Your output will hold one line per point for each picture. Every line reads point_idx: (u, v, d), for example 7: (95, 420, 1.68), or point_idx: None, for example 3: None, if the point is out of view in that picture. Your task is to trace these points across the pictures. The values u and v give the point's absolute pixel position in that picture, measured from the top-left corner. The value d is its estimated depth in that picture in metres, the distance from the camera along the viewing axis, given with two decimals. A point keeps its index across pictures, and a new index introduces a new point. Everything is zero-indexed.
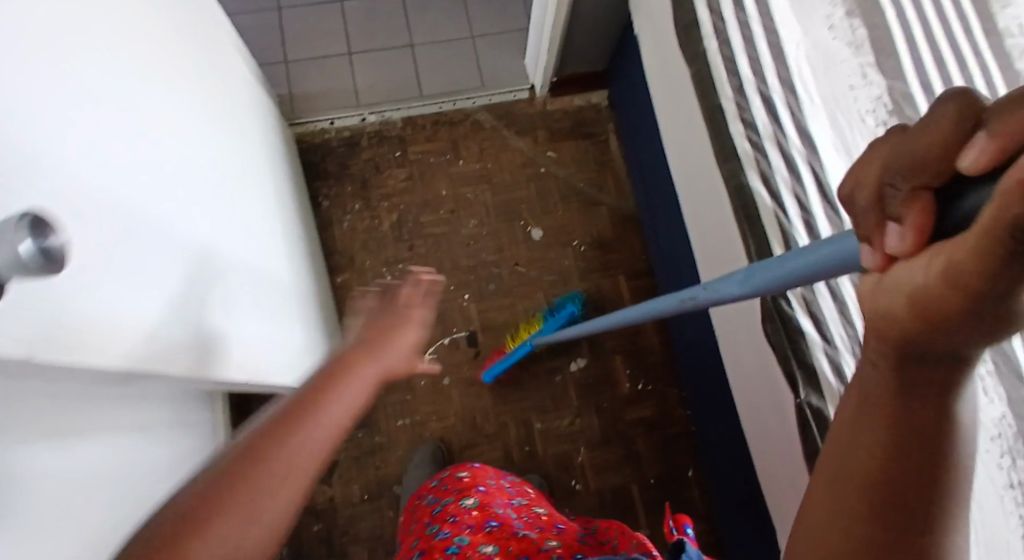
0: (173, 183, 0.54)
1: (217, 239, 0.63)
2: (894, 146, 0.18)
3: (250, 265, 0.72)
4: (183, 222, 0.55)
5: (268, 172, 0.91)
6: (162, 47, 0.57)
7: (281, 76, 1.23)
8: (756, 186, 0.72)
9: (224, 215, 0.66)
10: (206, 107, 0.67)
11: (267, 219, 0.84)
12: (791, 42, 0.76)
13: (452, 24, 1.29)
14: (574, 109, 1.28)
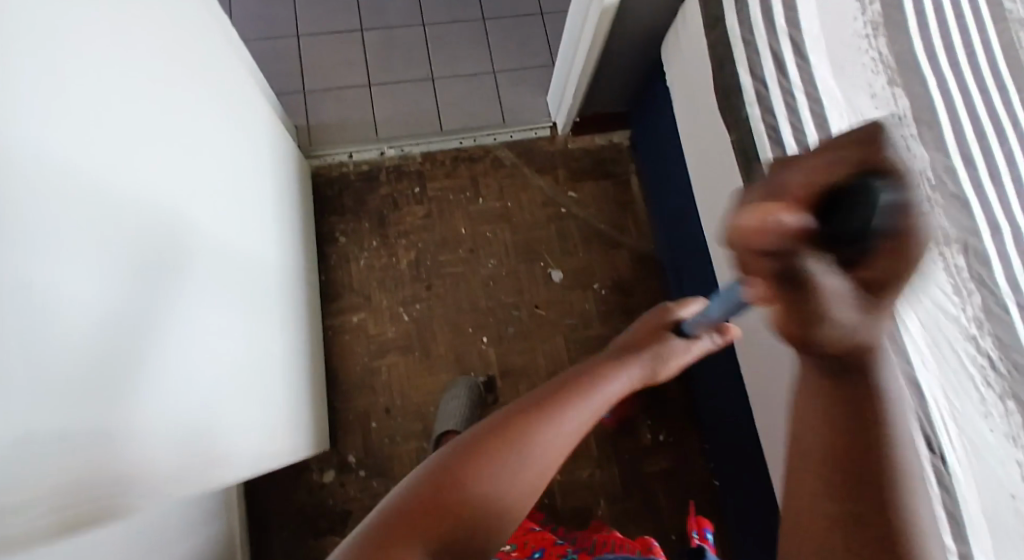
0: (138, 201, 0.50)
1: (192, 254, 0.60)
2: (819, 158, 0.23)
3: (229, 283, 0.70)
4: (146, 236, 0.51)
5: (266, 201, 0.88)
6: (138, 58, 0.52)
7: (298, 105, 1.20)
8: None
9: (205, 229, 0.63)
10: (197, 117, 0.63)
11: (243, 265, 0.76)
12: (837, 112, 0.75)
13: (472, 57, 1.27)
14: (595, 148, 1.27)
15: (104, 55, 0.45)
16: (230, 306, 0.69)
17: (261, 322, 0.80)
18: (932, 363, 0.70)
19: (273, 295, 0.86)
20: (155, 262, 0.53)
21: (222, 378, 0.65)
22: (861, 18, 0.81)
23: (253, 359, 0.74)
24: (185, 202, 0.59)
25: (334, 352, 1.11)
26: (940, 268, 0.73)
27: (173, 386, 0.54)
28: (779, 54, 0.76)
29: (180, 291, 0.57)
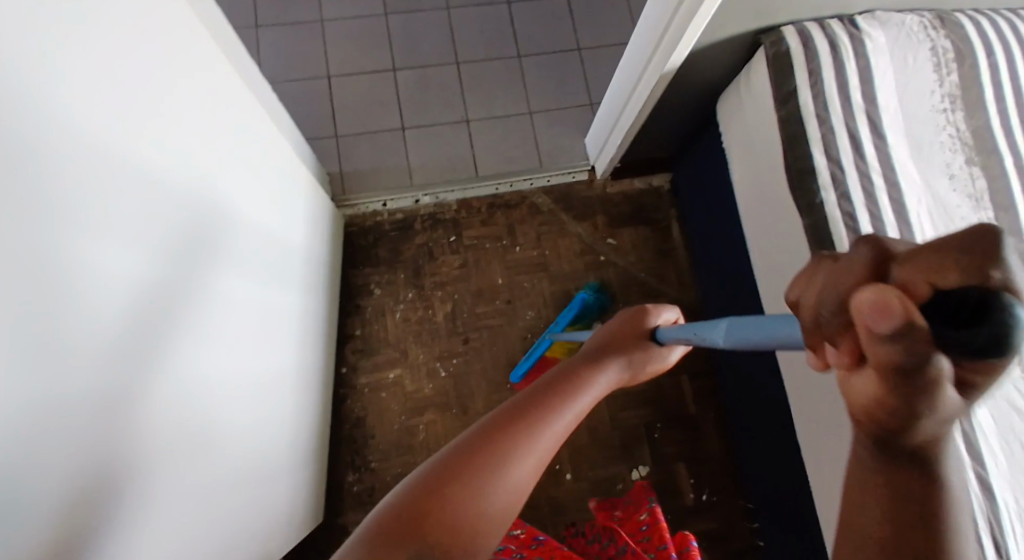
0: (159, 204, 0.50)
1: (205, 285, 0.59)
2: (818, 277, 0.23)
3: (241, 320, 0.68)
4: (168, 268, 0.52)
5: (292, 248, 0.86)
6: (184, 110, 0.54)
7: (332, 152, 1.19)
8: None
9: (220, 263, 0.62)
10: (227, 140, 0.63)
11: (272, 311, 0.78)
12: (914, 197, 0.72)
13: (508, 99, 1.24)
14: (634, 192, 1.22)
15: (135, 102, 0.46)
16: (238, 337, 0.67)
17: (279, 372, 0.80)
18: (1005, 468, 0.65)
19: (286, 344, 0.83)
20: (173, 266, 0.53)
21: (225, 435, 0.63)
22: (939, 91, 0.76)
23: (254, 400, 0.71)
24: (208, 220, 0.59)
25: (369, 411, 1.07)
26: None
27: (161, 421, 0.51)
28: (855, 134, 0.73)
29: (193, 313, 0.56)
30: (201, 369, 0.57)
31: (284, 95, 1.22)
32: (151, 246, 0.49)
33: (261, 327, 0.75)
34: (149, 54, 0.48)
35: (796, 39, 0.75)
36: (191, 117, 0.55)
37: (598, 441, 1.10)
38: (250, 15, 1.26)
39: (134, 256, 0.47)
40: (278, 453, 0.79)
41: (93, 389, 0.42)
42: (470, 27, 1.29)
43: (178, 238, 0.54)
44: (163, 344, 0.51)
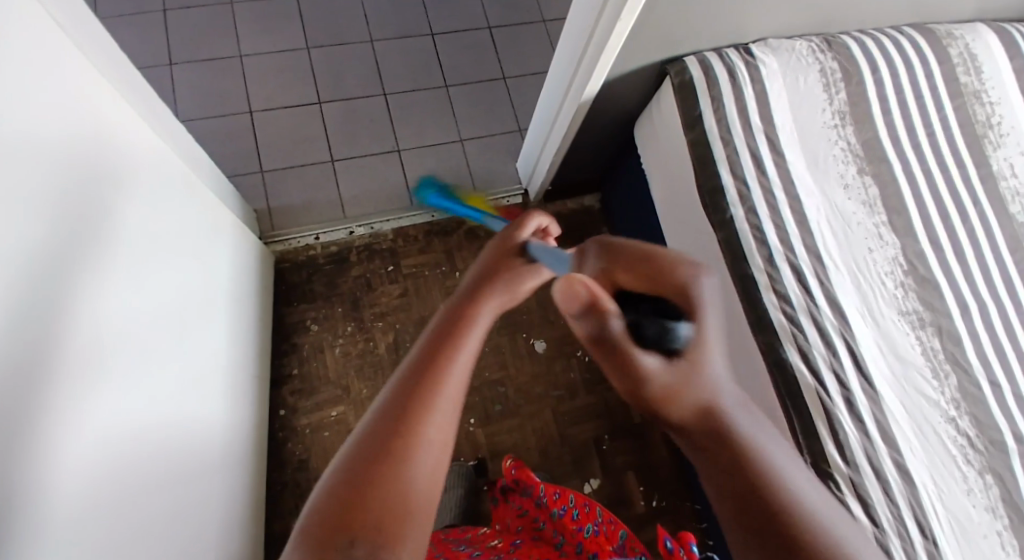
0: (45, 229, 0.46)
1: (101, 325, 0.53)
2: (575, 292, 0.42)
3: (150, 360, 0.63)
4: (98, 297, 0.53)
5: (212, 286, 0.83)
6: (105, 146, 0.56)
7: (258, 189, 1.16)
8: (796, 361, 0.71)
9: (120, 297, 0.57)
10: (113, 162, 0.58)
11: (193, 352, 0.76)
12: (812, 206, 0.79)
13: (438, 128, 1.26)
14: (567, 213, 1.26)
15: (61, 136, 0.48)
16: (145, 377, 0.61)
17: (204, 417, 0.77)
18: (919, 449, 0.70)
19: (208, 386, 0.79)
20: (53, 299, 0.46)
21: (150, 479, 0.60)
22: (829, 109, 0.84)
23: (170, 441, 0.66)
24: (95, 248, 0.53)
25: (311, 453, 1.03)
26: (917, 350, 0.75)
27: (77, 477, 0.47)
28: (757, 152, 0.79)
29: (84, 355, 0.50)
30: (112, 413, 0.53)
31: (202, 132, 1.18)
32: (52, 274, 0.46)
33: (185, 366, 0.73)
34: (27, 71, 0.44)
35: (698, 69, 0.82)
36: (68, 137, 0.49)
37: (549, 460, 1.11)
38: (163, 54, 1.23)
39: (51, 280, 0.46)
40: (208, 504, 0.74)
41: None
42: (395, 58, 1.30)
43: (60, 267, 0.48)
44: (53, 392, 0.45)
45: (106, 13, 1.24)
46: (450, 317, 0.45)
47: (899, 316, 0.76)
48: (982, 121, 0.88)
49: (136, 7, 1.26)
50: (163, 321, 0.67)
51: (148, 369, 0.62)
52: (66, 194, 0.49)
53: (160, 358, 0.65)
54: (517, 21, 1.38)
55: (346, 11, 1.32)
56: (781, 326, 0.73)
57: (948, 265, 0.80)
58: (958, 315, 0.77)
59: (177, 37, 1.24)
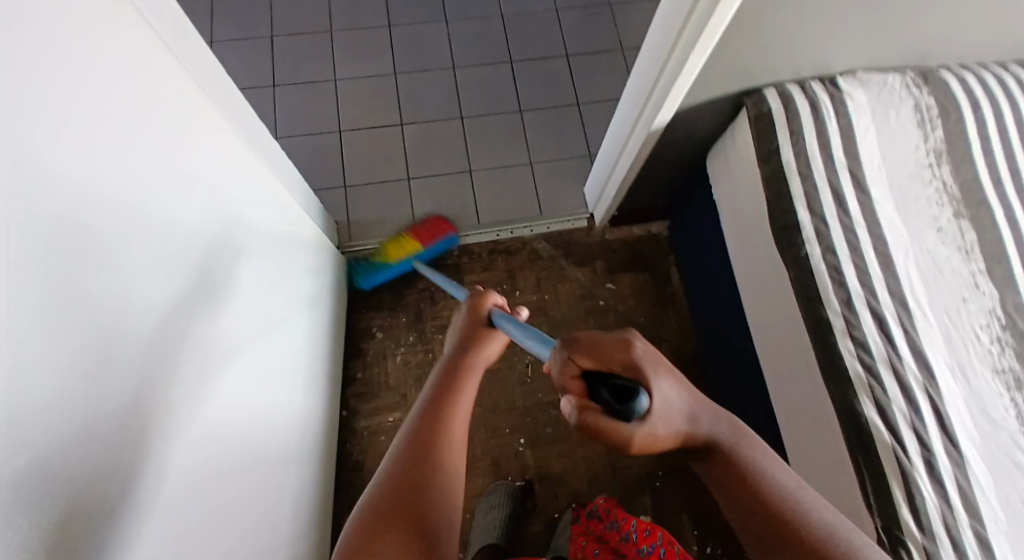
0: (191, 224, 0.57)
1: (209, 318, 0.60)
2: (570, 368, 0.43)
3: (246, 353, 0.69)
4: (223, 281, 0.64)
5: (297, 290, 0.90)
6: (231, 160, 0.68)
7: (339, 201, 1.25)
8: (873, 417, 0.67)
9: (232, 289, 0.66)
10: (223, 179, 0.65)
11: (286, 346, 0.84)
12: (900, 249, 0.74)
13: (509, 150, 1.30)
14: (633, 239, 1.25)
15: (203, 151, 0.60)
16: (248, 364, 0.70)
17: (291, 409, 0.84)
18: (1007, 523, 0.64)
19: (294, 385, 0.86)
20: (175, 294, 0.53)
21: (245, 453, 0.67)
22: (924, 146, 0.79)
23: (262, 425, 0.73)
24: (218, 245, 0.63)
25: (367, 456, 1.08)
26: (1011, 414, 0.69)
27: (187, 452, 0.53)
28: (839, 189, 0.75)
29: (198, 342, 0.57)
30: (213, 398, 0.60)
31: (294, 147, 1.29)
32: (195, 258, 0.57)
33: (279, 358, 0.81)
34: (183, 101, 0.55)
35: (777, 100, 0.80)
36: (204, 154, 0.60)
37: (599, 490, 1.09)
38: (267, 76, 1.36)
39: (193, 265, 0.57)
40: (285, 491, 0.80)
41: (112, 424, 0.43)
42: (473, 83, 1.36)
43: (198, 255, 0.58)
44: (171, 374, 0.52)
45: (222, 38, 1.39)
46: (446, 372, 0.57)
47: (992, 374, 0.70)
48: None
49: (248, 34, 1.40)
50: (262, 315, 0.76)
51: (251, 354, 0.71)
52: (196, 206, 0.58)
53: (261, 346, 0.74)
54: (593, 49, 1.41)
55: (431, 38, 1.40)
56: (857, 376, 0.69)
57: None
58: None
59: (281, 62, 1.37)
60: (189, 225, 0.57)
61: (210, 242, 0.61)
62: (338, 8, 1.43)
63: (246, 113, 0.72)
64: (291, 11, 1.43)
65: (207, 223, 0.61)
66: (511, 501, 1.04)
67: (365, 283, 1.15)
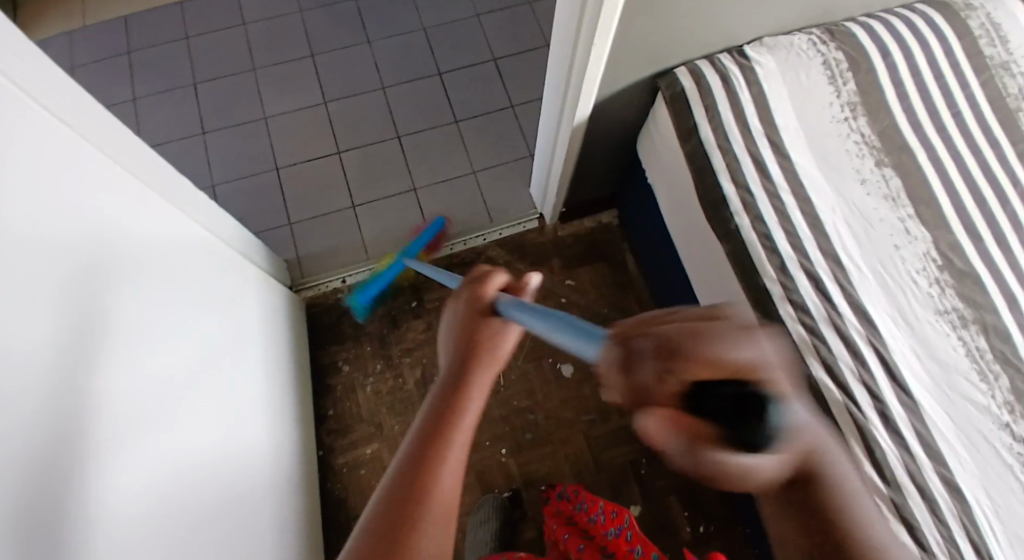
0: (111, 284, 0.58)
1: (145, 378, 0.60)
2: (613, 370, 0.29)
3: (193, 406, 0.70)
4: (156, 337, 0.64)
5: (242, 338, 0.89)
6: (143, 215, 0.68)
7: (286, 239, 1.23)
8: (820, 376, 0.68)
9: (166, 345, 0.66)
10: (137, 236, 0.66)
11: (237, 394, 0.83)
12: (826, 207, 0.74)
13: (451, 162, 1.30)
14: (584, 232, 1.25)
15: (113, 211, 0.61)
16: (196, 417, 0.70)
17: (251, 456, 0.83)
18: (969, 462, 0.64)
19: (253, 433, 0.85)
20: (106, 352, 0.54)
21: (206, 507, 0.66)
22: (838, 102, 0.80)
23: (224, 476, 0.72)
24: (145, 301, 0.64)
25: (350, 491, 1.06)
26: (960, 352, 0.69)
27: (140, 515, 0.53)
28: (759, 158, 0.76)
29: (134, 405, 0.57)
30: (162, 457, 0.60)
31: (233, 192, 1.27)
32: (121, 317, 0.58)
33: (231, 405, 0.80)
34: (79, 163, 0.56)
35: (689, 79, 0.81)
36: (115, 213, 0.62)
37: (586, 486, 1.09)
38: (196, 124, 1.34)
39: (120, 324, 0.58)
40: (262, 541, 0.79)
41: (50, 499, 0.43)
42: (405, 100, 1.35)
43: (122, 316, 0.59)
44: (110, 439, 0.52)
45: (145, 94, 1.37)
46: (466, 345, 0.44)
47: (935, 316, 0.70)
48: (1014, 94, 0.81)
49: (171, 86, 1.38)
50: (207, 366, 0.76)
51: (198, 406, 0.71)
52: (111, 265, 0.59)
53: (207, 397, 0.74)
54: (519, 49, 1.41)
55: (357, 62, 1.39)
56: (801, 338, 0.70)
57: (986, 253, 0.73)
58: (1005, 308, 0.70)
59: (207, 108, 1.35)
60: (109, 284, 0.57)
61: (132, 302, 0.61)
62: (259, 46, 1.42)
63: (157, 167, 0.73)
64: (212, 56, 1.41)
65: (128, 283, 0.61)
66: (500, 511, 1.03)
67: (359, 302, 1.12)
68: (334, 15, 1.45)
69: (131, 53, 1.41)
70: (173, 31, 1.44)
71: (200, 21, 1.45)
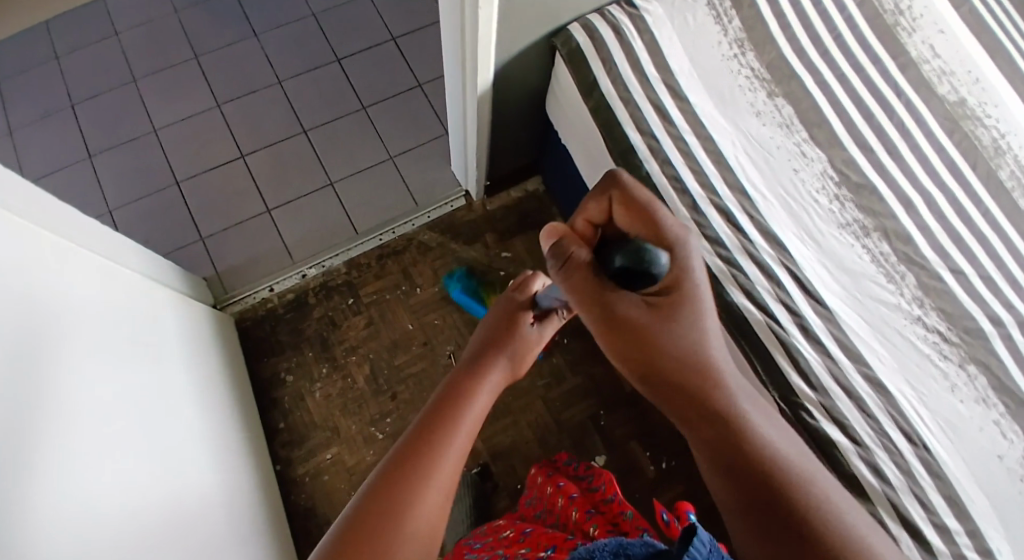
0: (14, 322, 0.56)
1: (51, 408, 0.57)
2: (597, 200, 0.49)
3: (116, 438, 0.66)
4: (68, 373, 0.62)
5: (167, 364, 0.85)
6: (37, 251, 0.65)
7: (202, 256, 1.16)
8: (742, 302, 0.73)
9: (81, 382, 0.64)
10: (25, 269, 0.61)
11: (174, 420, 0.81)
12: (727, 143, 0.78)
13: (367, 150, 1.26)
14: (513, 202, 1.25)
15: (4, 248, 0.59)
16: (127, 449, 0.67)
17: (201, 479, 0.81)
18: (888, 358, 0.70)
19: (198, 456, 0.83)
20: (16, 390, 0.52)
21: (149, 537, 0.64)
22: (726, 40, 0.83)
23: (166, 503, 0.70)
24: (49, 337, 0.61)
25: (316, 500, 1.04)
26: (866, 259, 0.74)
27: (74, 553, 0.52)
28: (659, 103, 0.79)
29: (45, 439, 0.54)
30: (91, 496, 0.57)
31: (136, 214, 1.18)
32: (27, 355, 0.56)
33: (168, 433, 0.78)
34: None
35: (583, 34, 0.81)
36: (8, 251, 0.59)
37: (550, 448, 1.11)
38: (80, 147, 1.23)
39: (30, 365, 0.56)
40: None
41: None
42: (308, 94, 1.29)
43: (29, 354, 0.56)
44: (24, 466, 0.50)
45: (18, 123, 1.24)
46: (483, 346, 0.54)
47: (840, 230, 0.75)
48: (890, 9, 0.85)
49: (44, 111, 1.25)
50: (133, 398, 0.73)
51: (128, 437, 0.69)
52: (11, 302, 0.56)
53: (139, 428, 0.72)
54: (418, 25, 1.37)
55: (248, 59, 1.31)
56: (720, 270, 0.74)
57: (880, 163, 0.77)
58: (903, 212, 0.75)
59: (90, 128, 1.24)
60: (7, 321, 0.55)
61: (36, 338, 0.58)
62: (137, 54, 1.31)
63: (43, 200, 0.70)
64: (86, 72, 1.29)
65: (34, 319, 0.59)
66: (471, 489, 1.04)
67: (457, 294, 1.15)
68: (214, 11, 1.35)
69: None
70: (38, 49, 1.31)
71: (66, 36, 1.32)
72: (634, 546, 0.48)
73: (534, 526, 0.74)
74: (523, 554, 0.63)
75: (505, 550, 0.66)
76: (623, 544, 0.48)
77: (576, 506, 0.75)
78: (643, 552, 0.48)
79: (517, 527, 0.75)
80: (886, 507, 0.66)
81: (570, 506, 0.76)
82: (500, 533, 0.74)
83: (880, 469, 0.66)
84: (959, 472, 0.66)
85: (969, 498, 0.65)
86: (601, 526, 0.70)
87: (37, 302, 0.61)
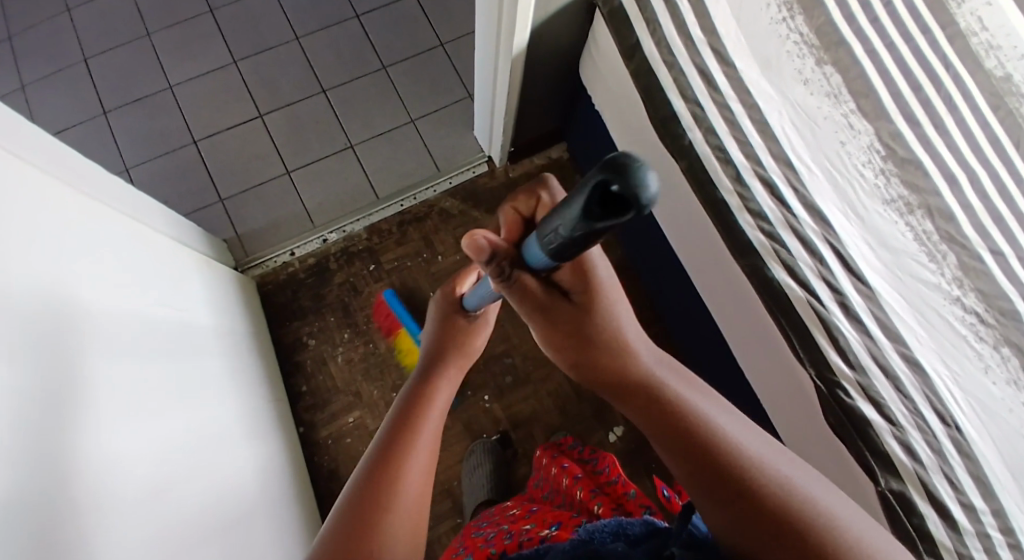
0: (42, 288, 0.55)
1: (77, 375, 0.56)
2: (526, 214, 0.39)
3: (147, 401, 0.66)
4: (94, 337, 0.61)
5: (193, 326, 0.84)
6: (63, 212, 0.63)
7: (221, 218, 1.15)
8: (784, 279, 0.79)
9: (108, 346, 0.63)
10: (50, 230, 0.59)
11: (203, 382, 0.81)
12: (773, 112, 0.77)
13: (388, 112, 1.22)
14: (536, 170, 1.22)
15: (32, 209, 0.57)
16: (160, 411, 0.68)
17: (230, 441, 0.81)
18: (926, 338, 0.67)
19: (225, 418, 0.83)
20: (41, 358, 0.51)
21: (182, 497, 0.65)
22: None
23: (200, 463, 0.71)
24: (75, 303, 0.60)
25: (339, 462, 1.05)
26: (908, 237, 0.69)
27: (108, 518, 0.52)
28: (705, 70, 0.81)
29: (72, 406, 0.53)
30: (123, 461, 0.57)
31: (154, 175, 1.16)
32: (54, 323, 0.55)
33: (198, 395, 0.78)
34: None
35: None
36: (38, 215, 0.58)
37: (570, 417, 1.12)
38: (95, 104, 1.19)
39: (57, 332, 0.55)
40: (253, 523, 0.78)
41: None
42: (327, 51, 1.25)
43: (57, 323, 0.56)
44: (41, 435, 0.48)
45: (33, 78, 1.21)
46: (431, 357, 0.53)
47: (883, 206, 0.70)
48: None
49: (59, 66, 1.22)
50: (161, 360, 0.73)
51: (159, 398, 0.69)
52: (38, 269, 0.55)
53: (170, 389, 0.72)
54: None
55: (264, 13, 1.26)
56: (761, 244, 0.81)
57: (938, 119, 0.67)
58: (948, 187, 0.66)
59: (105, 84, 1.21)
60: (33, 287, 0.53)
61: (62, 305, 0.57)
62: (150, 8, 1.26)
63: (65, 161, 0.68)
64: (99, 24, 1.24)
65: (61, 285, 0.58)
66: (493, 455, 1.06)
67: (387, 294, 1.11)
68: None
69: (10, 33, 1.23)
70: (51, 1, 1.26)
71: None
72: (634, 525, 0.51)
73: (540, 506, 0.75)
74: (528, 530, 0.64)
75: (508, 529, 0.67)
76: (623, 524, 0.51)
77: (581, 486, 0.77)
78: (641, 530, 0.51)
79: (524, 506, 0.76)
80: (916, 485, 0.70)
81: (576, 485, 0.77)
82: (505, 514, 0.74)
83: (913, 450, 0.69)
84: (990, 455, 0.63)
85: (999, 478, 0.63)
86: (606, 505, 0.72)
87: (62, 265, 0.59)
